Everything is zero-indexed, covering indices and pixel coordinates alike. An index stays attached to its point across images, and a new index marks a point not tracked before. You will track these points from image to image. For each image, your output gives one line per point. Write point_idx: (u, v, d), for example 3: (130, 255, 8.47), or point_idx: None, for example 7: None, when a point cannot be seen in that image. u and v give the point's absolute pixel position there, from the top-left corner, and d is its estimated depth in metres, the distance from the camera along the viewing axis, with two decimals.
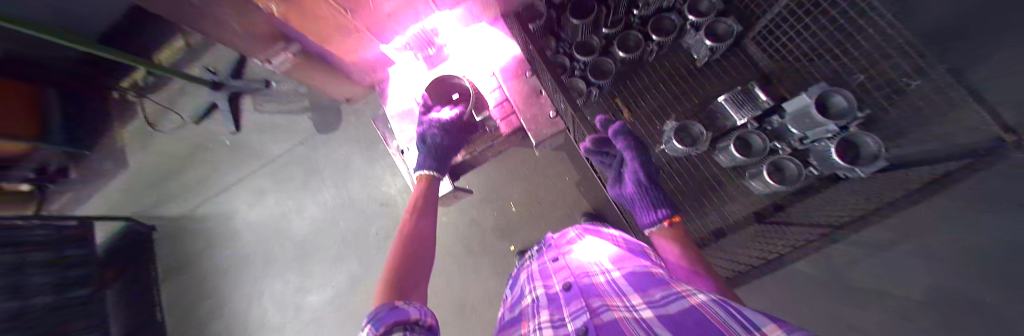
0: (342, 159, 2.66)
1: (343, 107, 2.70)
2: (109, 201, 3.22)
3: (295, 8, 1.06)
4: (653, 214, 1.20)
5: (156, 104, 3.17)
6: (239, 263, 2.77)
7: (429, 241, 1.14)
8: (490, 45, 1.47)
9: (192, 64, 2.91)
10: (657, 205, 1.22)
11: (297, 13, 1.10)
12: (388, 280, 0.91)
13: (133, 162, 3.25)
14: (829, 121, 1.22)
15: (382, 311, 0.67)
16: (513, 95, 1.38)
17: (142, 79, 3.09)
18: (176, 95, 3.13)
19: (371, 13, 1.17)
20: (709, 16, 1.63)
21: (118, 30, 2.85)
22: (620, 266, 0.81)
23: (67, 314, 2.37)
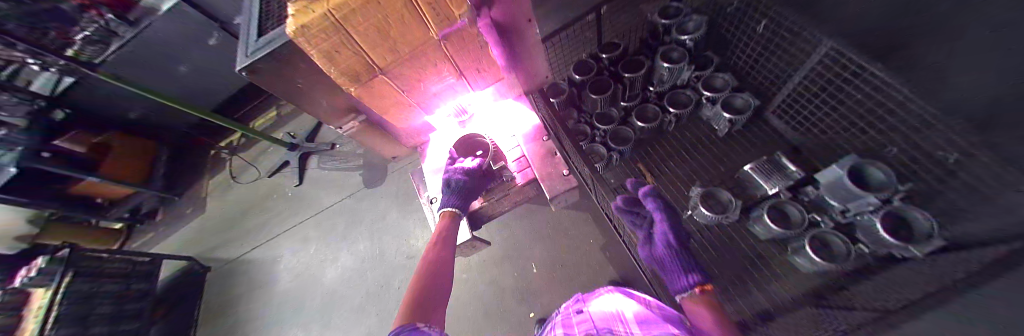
0: (380, 212, 2.89)
1: (389, 166, 3.07)
2: (178, 240, 3.67)
3: (368, 90, 1.37)
4: (685, 278, 1.15)
5: (241, 161, 3.85)
6: (269, 308, 2.87)
7: (448, 266, 1.30)
8: (513, 115, 1.76)
9: (277, 130, 3.72)
10: (688, 270, 1.18)
11: (368, 96, 1.42)
12: (414, 302, 1.09)
13: (207, 207, 3.77)
14: (867, 193, 1.17)
15: (408, 329, 0.87)
16: (531, 154, 1.58)
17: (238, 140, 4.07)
18: (259, 154, 3.81)
19: (420, 93, 1.50)
20: (725, 91, 1.77)
21: (229, 104, 3.88)
22: (647, 330, 0.78)
23: None
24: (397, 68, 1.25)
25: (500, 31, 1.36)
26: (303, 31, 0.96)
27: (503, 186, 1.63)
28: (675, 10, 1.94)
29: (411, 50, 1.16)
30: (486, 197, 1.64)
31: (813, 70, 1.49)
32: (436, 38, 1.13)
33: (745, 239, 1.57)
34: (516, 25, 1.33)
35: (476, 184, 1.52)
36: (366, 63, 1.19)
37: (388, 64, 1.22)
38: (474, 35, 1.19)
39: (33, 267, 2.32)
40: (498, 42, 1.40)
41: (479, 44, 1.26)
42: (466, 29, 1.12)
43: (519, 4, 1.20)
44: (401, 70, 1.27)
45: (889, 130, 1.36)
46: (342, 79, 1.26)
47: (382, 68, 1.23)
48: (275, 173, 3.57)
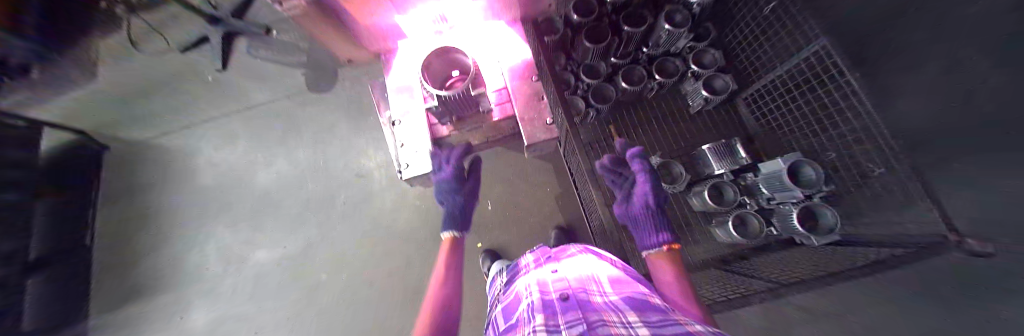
0: (326, 123, 2.59)
1: (341, 72, 2.67)
2: (63, 110, 2.99)
3: None
4: (654, 236, 1.15)
5: (144, 24, 3.03)
6: (192, 204, 2.61)
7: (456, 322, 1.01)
8: (502, 42, 1.43)
9: None
10: (659, 228, 1.17)
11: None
12: None
13: (102, 76, 3.05)
14: (795, 187, 1.31)
15: None
16: (516, 94, 1.32)
17: None
18: (170, 21, 3.03)
19: None
20: (711, 70, 1.71)
21: None
22: (618, 290, 0.78)
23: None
24: None
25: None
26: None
27: (478, 116, 1.34)
28: None
29: None
30: (456, 128, 1.35)
31: (797, 66, 1.49)
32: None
33: (684, 212, 1.69)
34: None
35: (449, 108, 1.21)
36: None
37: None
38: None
39: None
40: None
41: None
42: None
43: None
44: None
45: (842, 139, 1.39)
46: None
47: None
48: (194, 52, 2.92)
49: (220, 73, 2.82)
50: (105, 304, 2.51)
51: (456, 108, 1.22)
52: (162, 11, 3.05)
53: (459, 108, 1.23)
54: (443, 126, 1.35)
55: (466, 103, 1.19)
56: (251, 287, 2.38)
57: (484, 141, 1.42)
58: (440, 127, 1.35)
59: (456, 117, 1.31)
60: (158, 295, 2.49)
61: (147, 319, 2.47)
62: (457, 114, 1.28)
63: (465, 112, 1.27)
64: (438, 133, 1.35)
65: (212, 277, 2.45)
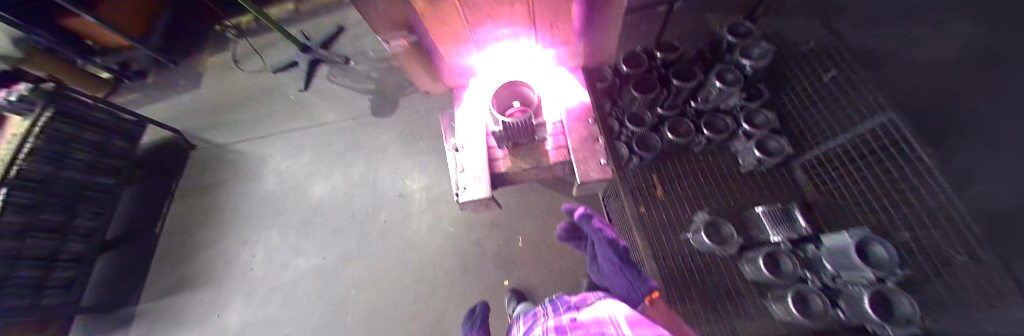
0: (381, 144, 2.85)
1: (403, 101, 3.00)
2: (164, 109, 3.55)
3: (437, 10, 1.19)
4: (635, 292, 1.35)
5: (249, 46, 3.70)
6: (251, 205, 2.87)
7: None
8: (562, 85, 1.53)
9: (296, 27, 3.57)
10: (639, 281, 1.37)
11: (433, 15, 1.22)
12: None
13: (201, 84, 3.61)
14: (865, 266, 1.24)
15: None
16: (571, 132, 1.38)
17: (248, 24, 3.89)
18: (269, 45, 3.65)
19: (479, 22, 1.32)
20: (763, 131, 1.71)
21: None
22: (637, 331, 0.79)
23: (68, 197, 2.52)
24: None
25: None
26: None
27: (532, 144, 1.41)
28: (743, 28, 1.82)
29: None
30: (513, 153, 1.41)
31: (861, 135, 1.47)
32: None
33: (732, 279, 1.58)
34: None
35: (510, 134, 1.27)
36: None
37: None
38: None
39: (12, 91, 2.44)
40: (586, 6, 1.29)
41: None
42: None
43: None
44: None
45: (917, 220, 1.31)
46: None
47: None
48: (281, 71, 3.41)
49: (299, 93, 3.23)
50: (155, 290, 2.71)
51: (516, 136, 1.29)
52: (266, 36, 3.74)
53: (515, 135, 1.28)
54: (500, 149, 1.42)
55: (526, 130, 1.26)
56: (286, 292, 2.48)
57: (536, 166, 1.39)
58: (497, 150, 1.42)
59: (513, 142, 1.38)
60: (201, 288, 2.64)
61: (185, 310, 2.59)
62: (514, 140, 1.33)
63: (522, 138, 1.33)
64: (493, 156, 1.41)
65: (253, 277, 2.59)
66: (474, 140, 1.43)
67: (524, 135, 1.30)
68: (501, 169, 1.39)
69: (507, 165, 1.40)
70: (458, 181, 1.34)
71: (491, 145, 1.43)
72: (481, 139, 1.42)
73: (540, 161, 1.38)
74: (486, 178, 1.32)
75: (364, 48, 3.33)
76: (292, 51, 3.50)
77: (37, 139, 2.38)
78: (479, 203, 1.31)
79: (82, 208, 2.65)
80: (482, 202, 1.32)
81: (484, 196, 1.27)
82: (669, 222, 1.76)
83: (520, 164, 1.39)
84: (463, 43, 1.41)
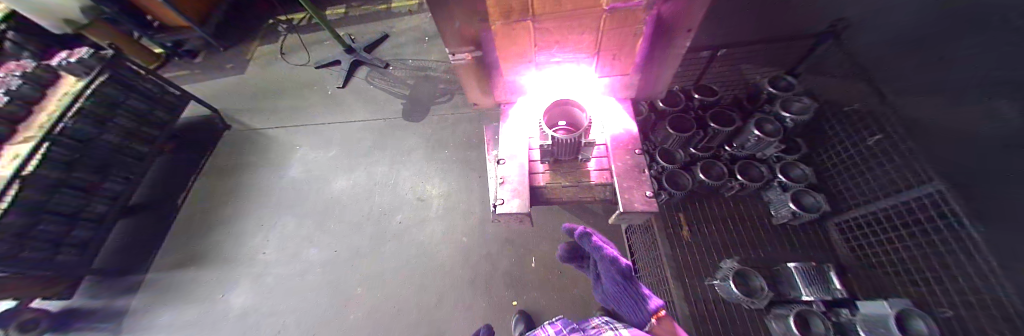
0: (407, 147, 2.95)
1: (433, 108, 3.16)
2: (209, 90, 3.78)
3: (510, 34, 1.27)
4: (641, 313, 1.21)
5: (297, 41, 4.01)
6: (272, 190, 2.93)
7: None
8: (611, 113, 1.58)
9: (343, 30, 3.89)
10: (639, 299, 1.23)
11: (503, 36, 1.28)
12: None
13: (247, 71, 3.86)
14: None
15: None
16: (617, 160, 1.39)
17: (300, 22, 4.26)
18: (316, 43, 3.95)
19: (546, 51, 1.39)
20: (800, 185, 1.71)
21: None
22: None
23: (103, 157, 2.66)
24: (550, 19, 1.20)
25: (656, 30, 1.27)
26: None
27: (573, 162, 1.49)
28: (784, 83, 1.88)
29: (576, 5, 1.13)
30: (553, 168, 1.48)
31: (905, 203, 1.43)
32: (602, 8, 1.14)
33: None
34: (671, 31, 1.26)
35: (556, 150, 1.36)
36: (525, 3, 1.13)
37: (546, 12, 1.17)
38: (636, 20, 1.19)
39: (75, 55, 2.64)
40: (650, 38, 1.30)
41: (633, 32, 1.24)
42: (635, 10, 1.14)
43: (692, 9, 1.12)
44: (552, 22, 1.22)
45: (959, 300, 1.28)
46: (495, 10, 1.16)
47: (535, 14, 1.18)
48: (323, 68, 3.64)
49: (337, 89, 3.44)
50: (165, 262, 2.71)
51: (561, 152, 1.38)
52: (314, 35, 4.07)
53: (562, 152, 1.38)
54: (541, 164, 1.50)
55: (572, 149, 1.35)
56: (292, 282, 2.45)
57: (576, 184, 1.45)
58: (538, 164, 1.50)
59: (554, 158, 1.48)
60: (210, 266, 2.63)
61: (188, 287, 2.56)
62: (557, 156, 1.43)
63: (566, 155, 1.42)
64: (533, 170, 1.49)
65: (264, 262, 2.59)
66: (516, 155, 1.46)
67: (570, 150, 1.37)
68: (541, 182, 1.45)
69: (547, 179, 1.46)
70: (498, 192, 1.35)
71: (533, 159, 1.51)
72: (523, 154, 1.46)
73: (580, 180, 1.45)
74: (525, 194, 1.31)
75: (403, 56, 3.59)
76: (335, 50, 3.77)
77: (90, 100, 2.54)
78: (513, 217, 1.30)
79: (114, 172, 2.75)
80: (518, 216, 1.30)
81: (517, 211, 1.26)
82: (694, 265, 1.73)
83: (560, 180, 1.45)
84: (523, 63, 1.46)
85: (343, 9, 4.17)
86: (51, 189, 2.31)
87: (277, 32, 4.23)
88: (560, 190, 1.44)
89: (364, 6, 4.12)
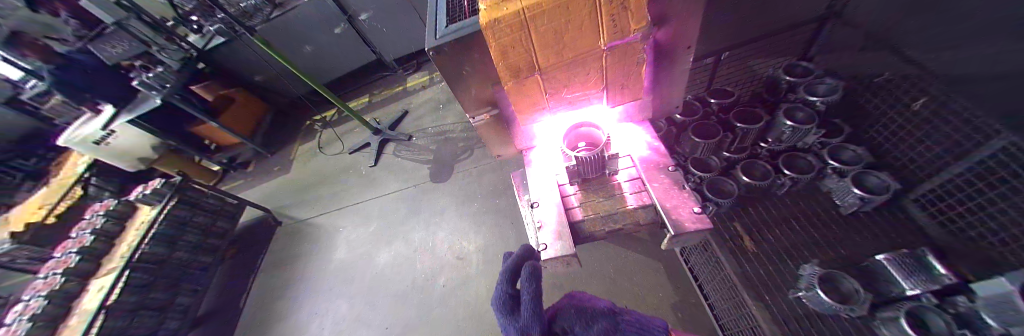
0: (440, 207, 3.09)
1: (456, 166, 3.35)
2: (263, 191, 4.28)
3: (520, 90, 1.40)
4: None
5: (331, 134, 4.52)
6: (322, 274, 3.08)
7: None
8: (636, 138, 1.67)
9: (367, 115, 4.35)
10: None
11: (516, 93, 1.42)
12: None
13: (293, 168, 4.35)
14: None
15: None
16: (649, 177, 1.45)
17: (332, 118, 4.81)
18: (347, 131, 4.43)
19: (560, 99, 1.52)
20: (855, 167, 1.63)
21: (339, 82, 4.88)
22: None
23: (174, 274, 2.95)
24: (556, 69, 1.32)
25: (656, 54, 1.38)
26: (493, 24, 1.10)
27: (601, 178, 1.58)
28: (800, 69, 1.95)
29: (574, 54, 1.26)
30: (583, 188, 1.57)
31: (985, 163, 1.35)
32: (601, 48, 1.25)
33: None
34: (671, 52, 1.38)
35: (582, 169, 1.46)
36: (530, 62, 1.27)
37: (550, 64, 1.29)
38: (637, 50, 1.27)
39: (150, 188, 3.07)
40: (652, 63, 1.42)
41: (636, 61, 1.33)
42: (634, 43, 1.22)
43: (687, 27, 1.27)
44: (556, 71, 1.33)
45: None
46: (504, 73, 1.31)
47: (542, 69, 1.31)
48: (355, 151, 4.03)
49: (370, 167, 3.77)
50: None
51: (587, 170, 1.49)
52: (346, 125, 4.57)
53: (588, 170, 1.48)
54: (570, 186, 1.59)
55: (597, 165, 1.45)
56: None
57: (609, 197, 1.49)
58: (568, 187, 1.59)
59: (582, 178, 1.57)
60: None
61: None
62: (585, 175, 1.53)
63: (592, 173, 1.52)
64: (564, 194, 1.57)
65: None
66: (549, 196, 1.51)
67: (598, 167, 1.47)
68: (576, 204, 1.51)
69: (580, 199, 1.52)
70: (539, 238, 1.35)
71: (562, 183, 1.61)
72: (554, 193, 1.52)
73: (612, 193, 1.50)
74: (566, 234, 1.31)
75: (423, 125, 3.91)
76: (365, 134, 4.21)
77: (162, 223, 2.92)
78: (566, 261, 1.27)
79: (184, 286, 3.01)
80: (566, 260, 1.28)
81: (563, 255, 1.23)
82: (768, 278, 1.60)
83: (593, 197, 1.51)
84: (539, 111, 1.57)
85: (366, 98, 4.74)
86: (129, 312, 2.56)
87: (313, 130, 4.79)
88: (596, 206, 1.47)
89: (384, 91, 4.67)
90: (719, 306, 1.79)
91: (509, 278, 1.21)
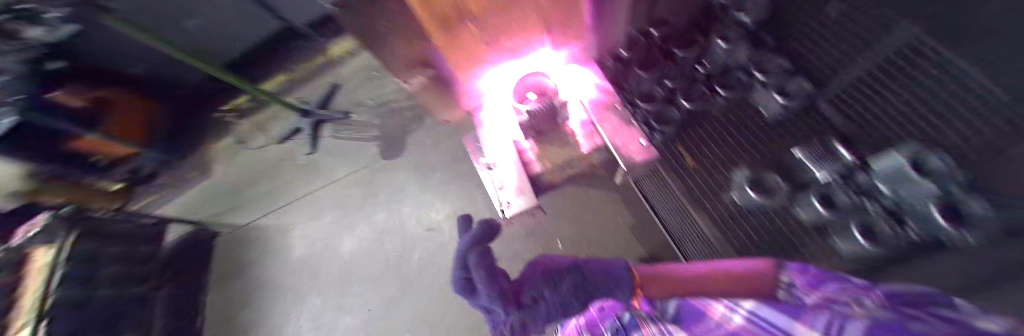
0: (398, 185, 2.90)
1: (407, 138, 3.07)
2: (187, 202, 3.69)
3: (454, 38, 1.21)
4: None
5: (251, 125, 3.83)
6: (283, 277, 2.86)
7: None
8: (584, 80, 1.57)
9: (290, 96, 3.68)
10: None
11: (450, 44, 1.24)
12: None
13: (216, 170, 3.74)
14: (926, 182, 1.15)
15: None
16: (601, 121, 1.41)
17: (244, 104, 3.87)
18: (269, 119, 3.78)
19: (500, 47, 1.38)
20: (779, 77, 1.75)
21: None
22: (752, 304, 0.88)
23: None
24: (492, 13, 1.15)
25: None
26: None
27: (556, 130, 1.46)
28: None
29: None
30: (539, 142, 1.46)
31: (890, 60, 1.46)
32: None
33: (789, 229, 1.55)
34: None
35: (535, 122, 1.35)
36: (461, 6, 1.05)
37: (484, 8, 1.11)
38: None
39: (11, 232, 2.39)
40: None
41: None
42: None
43: None
44: (492, 15, 1.16)
45: None
46: (430, 20, 1.08)
47: (475, 13, 1.11)
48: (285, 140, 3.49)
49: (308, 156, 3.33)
50: None
51: (540, 124, 1.36)
52: (264, 112, 3.80)
53: (541, 123, 1.36)
54: (525, 141, 1.48)
55: (550, 116, 1.34)
56: None
57: (564, 146, 1.45)
58: (523, 143, 1.49)
59: (536, 132, 1.44)
60: None
61: None
62: (539, 129, 1.40)
63: (547, 126, 1.39)
64: (520, 151, 1.49)
65: None
66: (505, 155, 1.46)
67: (551, 118, 1.36)
68: (533, 159, 1.46)
69: (538, 154, 1.46)
70: (500, 197, 1.39)
71: (515, 140, 1.49)
72: (510, 152, 1.47)
73: (567, 141, 1.45)
74: (528, 189, 1.36)
75: (358, 98, 3.42)
76: (292, 119, 3.62)
77: None
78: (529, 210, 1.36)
79: None
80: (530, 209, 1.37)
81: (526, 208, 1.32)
82: (706, 186, 1.84)
83: (548, 148, 1.45)
84: (480, 63, 1.43)
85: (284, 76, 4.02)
86: None
87: (221, 122, 3.91)
88: (552, 157, 1.45)
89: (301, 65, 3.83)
90: (671, 221, 2.04)
91: (461, 264, 0.98)
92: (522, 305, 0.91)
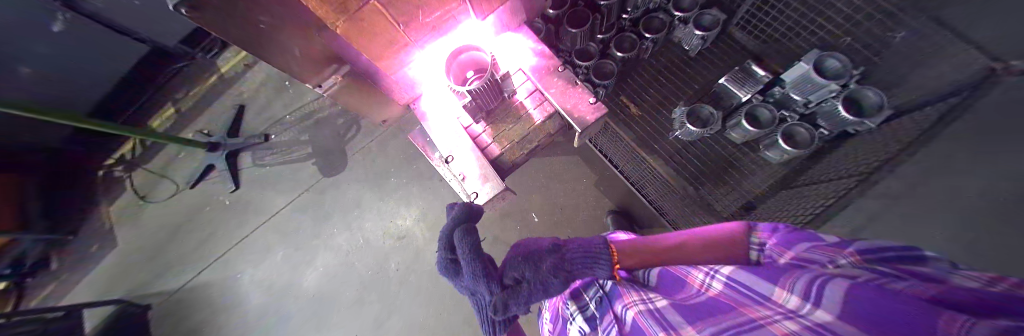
0: (352, 199, 2.66)
1: (347, 147, 2.77)
2: (85, 288, 2.95)
3: (358, 22, 1.00)
4: None
5: (146, 174, 3.09)
6: (251, 329, 2.58)
7: None
8: (518, 49, 1.42)
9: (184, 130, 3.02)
10: None
11: (354, 27, 1.01)
12: None
13: (116, 238, 3.02)
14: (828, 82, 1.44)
15: None
16: (547, 87, 1.33)
17: (131, 151, 3.15)
18: (168, 162, 3.10)
19: (419, 25, 1.16)
20: (694, 11, 1.79)
21: None
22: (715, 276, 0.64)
23: None
24: None
25: None
26: None
27: (503, 104, 1.48)
28: None
29: None
30: (490, 121, 1.46)
31: None
32: None
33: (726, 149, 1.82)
34: None
35: (480, 101, 1.31)
36: None
37: None
38: None
39: None
40: None
41: None
42: None
43: None
44: None
45: None
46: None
47: None
48: (199, 182, 2.96)
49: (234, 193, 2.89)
50: None
51: (485, 102, 1.35)
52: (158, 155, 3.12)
53: (486, 101, 1.34)
54: (476, 125, 1.45)
55: (494, 91, 1.30)
56: None
57: (518, 120, 1.45)
58: (475, 126, 1.44)
59: (486, 111, 1.45)
60: None
61: None
62: (486, 107, 1.39)
63: (492, 103, 1.40)
64: (474, 135, 1.44)
65: None
66: (459, 144, 1.36)
67: (494, 91, 1.30)
68: (489, 141, 1.44)
69: (493, 134, 1.44)
70: (466, 188, 1.32)
71: (466, 125, 1.42)
72: (464, 139, 1.37)
73: (520, 114, 1.45)
74: (492, 174, 1.31)
75: (277, 114, 2.96)
76: (199, 156, 3.03)
77: None
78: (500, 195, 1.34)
79: None
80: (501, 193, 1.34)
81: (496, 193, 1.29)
82: (652, 132, 1.87)
83: (504, 126, 1.45)
84: (402, 48, 1.21)
85: None
86: None
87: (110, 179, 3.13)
88: (509, 134, 1.44)
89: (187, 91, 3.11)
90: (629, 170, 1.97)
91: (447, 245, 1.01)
92: (506, 283, 0.88)
